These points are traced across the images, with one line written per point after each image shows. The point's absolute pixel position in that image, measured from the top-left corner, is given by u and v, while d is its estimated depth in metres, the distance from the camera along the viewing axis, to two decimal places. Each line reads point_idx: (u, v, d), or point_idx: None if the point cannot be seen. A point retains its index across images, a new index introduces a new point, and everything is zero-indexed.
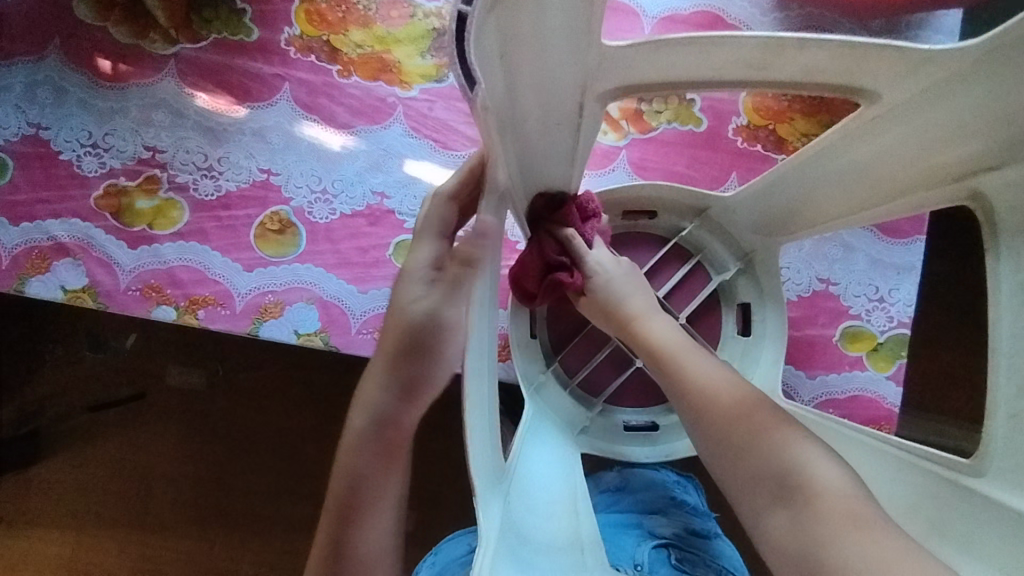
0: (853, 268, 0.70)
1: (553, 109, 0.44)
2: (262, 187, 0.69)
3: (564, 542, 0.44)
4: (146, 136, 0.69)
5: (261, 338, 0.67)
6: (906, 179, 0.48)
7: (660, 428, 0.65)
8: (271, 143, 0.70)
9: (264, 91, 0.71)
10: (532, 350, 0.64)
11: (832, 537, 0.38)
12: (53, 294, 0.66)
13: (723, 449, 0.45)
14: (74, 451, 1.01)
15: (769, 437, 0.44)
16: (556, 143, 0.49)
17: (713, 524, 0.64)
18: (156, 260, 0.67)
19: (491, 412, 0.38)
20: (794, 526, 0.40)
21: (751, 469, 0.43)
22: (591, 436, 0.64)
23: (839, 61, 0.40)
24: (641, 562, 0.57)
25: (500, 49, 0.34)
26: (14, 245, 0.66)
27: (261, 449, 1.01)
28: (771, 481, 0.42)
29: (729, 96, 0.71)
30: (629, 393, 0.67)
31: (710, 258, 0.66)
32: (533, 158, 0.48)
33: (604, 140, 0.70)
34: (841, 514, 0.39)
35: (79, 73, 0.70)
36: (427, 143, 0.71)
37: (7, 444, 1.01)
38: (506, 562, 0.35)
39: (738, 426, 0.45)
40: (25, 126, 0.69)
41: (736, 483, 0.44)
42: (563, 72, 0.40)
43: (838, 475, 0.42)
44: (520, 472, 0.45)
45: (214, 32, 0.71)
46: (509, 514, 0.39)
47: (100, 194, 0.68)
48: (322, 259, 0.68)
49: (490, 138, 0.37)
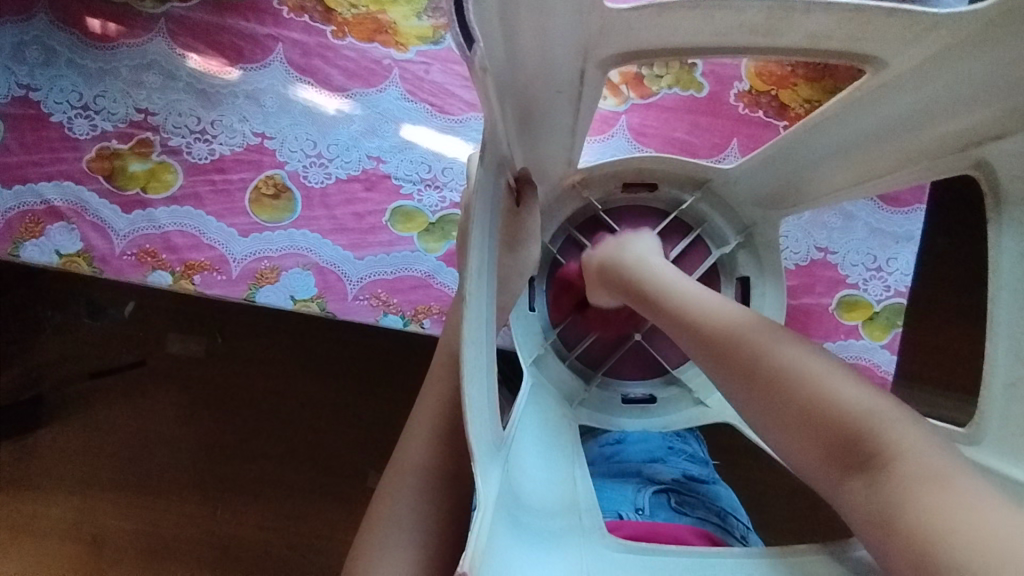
0: (851, 237, 0.70)
1: (555, 75, 0.43)
2: (257, 151, 0.68)
3: (558, 515, 0.42)
4: (137, 97, 0.68)
5: (258, 304, 0.67)
6: (908, 149, 0.48)
7: (658, 400, 0.65)
8: (264, 106, 0.69)
9: (257, 51, 0.69)
10: (532, 324, 0.64)
11: (913, 500, 0.34)
12: (47, 259, 0.65)
13: (776, 416, 0.42)
14: (77, 416, 1.02)
15: (818, 388, 0.41)
16: (553, 102, 0.46)
17: (711, 471, 0.65)
18: (151, 225, 0.66)
19: (488, 374, 0.36)
20: (870, 490, 0.37)
21: (809, 436, 0.40)
22: (589, 409, 0.64)
23: (845, 27, 0.38)
24: (642, 507, 0.57)
25: (499, 14, 0.32)
26: (6, 208, 0.66)
27: (261, 414, 1.02)
28: (831, 446, 0.39)
29: (730, 61, 0.70)
30: (628, 364, 0.68)
31: (711, 231, 0.66)
32: (533, 126, 0.47)
33: (604, 105, 0.69)
34: (921, 475, 0.35)
35: (67, 33, 0.68)
36: (424, 107, 0.70)
37: (9, 409, 1.01)
38: (503, 528, 0.34)
39: (779, 390, 0.42)
40: (14, 86, 0.67)
41: (799, 453, 0.41)
42: (565, 39, 0.39)
43: (906, 424, 0.38)
44: (514, 441, 0.43)
45: None
46: (508, 479, 0.37)
47: (92, 157, 0.67)
48: (317, 224, 0.68)
49: (491, 104, 0.34)
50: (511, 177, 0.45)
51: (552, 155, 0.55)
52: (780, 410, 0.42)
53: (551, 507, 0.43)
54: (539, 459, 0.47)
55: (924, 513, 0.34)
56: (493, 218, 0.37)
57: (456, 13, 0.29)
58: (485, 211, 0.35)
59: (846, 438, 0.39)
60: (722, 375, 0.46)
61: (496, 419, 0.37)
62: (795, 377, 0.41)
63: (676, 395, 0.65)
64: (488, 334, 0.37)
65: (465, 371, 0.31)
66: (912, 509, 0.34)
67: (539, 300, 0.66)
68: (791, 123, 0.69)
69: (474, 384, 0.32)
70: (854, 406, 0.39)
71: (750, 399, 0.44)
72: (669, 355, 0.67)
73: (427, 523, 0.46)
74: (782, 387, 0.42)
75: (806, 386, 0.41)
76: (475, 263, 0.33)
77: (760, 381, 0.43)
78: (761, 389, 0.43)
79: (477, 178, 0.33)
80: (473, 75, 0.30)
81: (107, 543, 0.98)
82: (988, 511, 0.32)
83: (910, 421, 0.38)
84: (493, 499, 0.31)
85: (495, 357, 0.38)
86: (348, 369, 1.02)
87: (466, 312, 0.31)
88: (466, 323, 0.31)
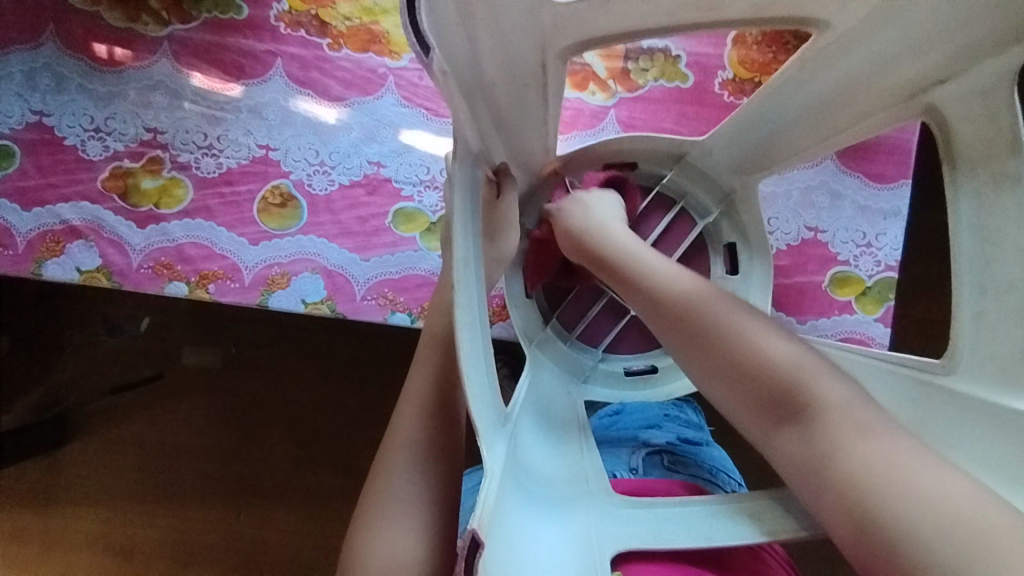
0: (840, 215, 0.72)
1: (516, 67, 0.45)
2: (262, 163, 0.71)
3: (564, 483, 0.45)
4: (146, 118, 0.71)
5: (271, 308, 0.70)
6: (869, 102, 0.50)
7: (659, 369, 0.67)
8: (267, 119, 0.71)
9: (256, 67, 0.72)
10: (528, 309, 0.66)
11: (841, 449, 0.40)
12: (69, 276, 0.69)
13: (717, 370, 0.46)
14: (102, 432, 1.06)
15: (760, 351, 0.45)
16: (523, 96, 0.49)
17: (704, 435, 0.67)
18: (165, 239, 0.70)
19: (484, 355, 0.38)
20: (802, 442, 0.43)
21: (749, 389, 0.45)
22: (593, 384, 0.66)
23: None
24: (636, 466, 0.60)
25: (454, 14, 0.35)
26: (28, 230, 0.69)
27: (278, 420, 1.05)
28: (768, 399, 0.44)
29: (713, 51, 0.72)
30: (627, 339, 0.69)
31: (693, 202, 0.68)
32: (507, 121, 0.49)
33: (592, 100, 0.72)
34: (847, 427, 0.41)
35: (75, 59, 0.71)
36: (420, 111, 0.73)
37: (36, 428, 1.05)
38: (511, 496, 0.36)
39: (729, 349, 0.46)
40: (28, 113, 0.70)
41: (737, 405, 0.46)
42: (522, 34, 0.42)
43: (838, 384, 0.44)
44: (517, 418, 0.46)
45: (205, 12, 0.72)
46: (514, 452, 0.40)
47: (106, 176, 0.70)
48: (323, 229, 0.70)
49: (455, 101, 0.36)
50: (489, 170, 0.48)
51: (531, 144, 0.58)
52: (725, 366, 0.46)
53: (554, 475, 0.45)
54: (540, 432, 0.49)
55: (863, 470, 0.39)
56: (472, 207, 0.40)
57: (409, 21, 0.32)
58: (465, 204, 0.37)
59: (789, 397, 0.44)
60: (666, 328, 0.50)
61: (497, 394, 0.39)
62: (743, 338, 0.46)
63: (675, 363, 0.67)
64: (479, 310, 0.39)
65: (461, 353, 0.33)
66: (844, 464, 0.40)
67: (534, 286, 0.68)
68: None
69: (470, 361, 0.34)
70: (799, 366, 0.44)
71: (694, 351, 0.48)
72: None
73: (438, 494, 0.49)
74: (733, 345, 0.46)
75: (756, 347, 0.45)
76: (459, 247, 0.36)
77: (709, 340, 0.47)
78: (710, 347, 0.47)
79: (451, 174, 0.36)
80: (433, 77, 0.33)
81: (134, 552, 1.01)
82: (921, 470, 0.38)
83: (835, 377, 0.44)
84: (498, 469, 0.34)
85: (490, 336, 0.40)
86: (360, 372, 1.06)
87: (457, 290, 0.34)
88: (457, 302, 0.34)
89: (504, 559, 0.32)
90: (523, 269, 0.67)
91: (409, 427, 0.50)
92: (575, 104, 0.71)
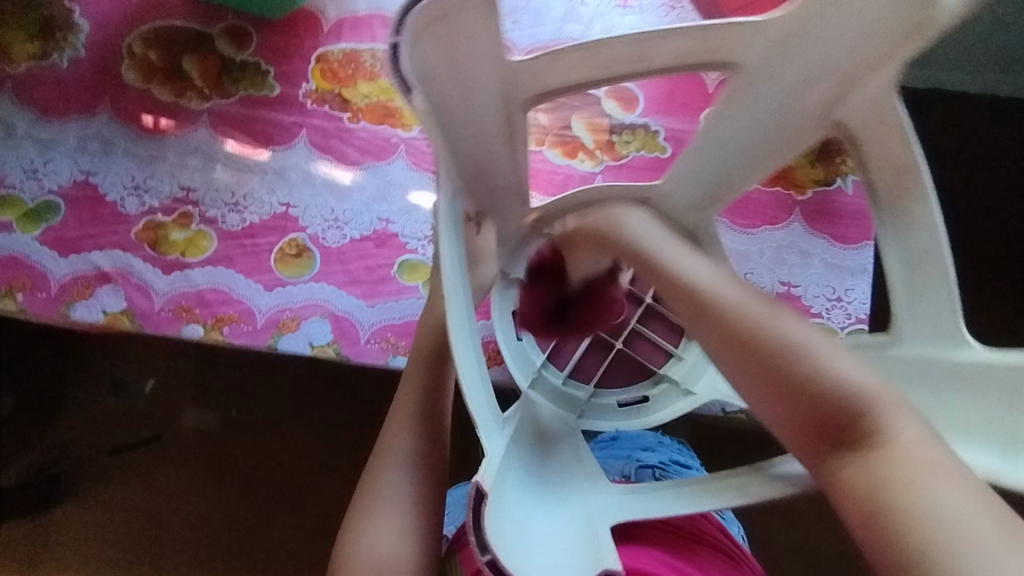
0: (811, 271, 0.78)
1: (487, 121, 0.55)
2: (282, 218, 0.78)
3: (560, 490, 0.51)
4: (181, 178, 0.79)
5: (280, 350, 0.75)
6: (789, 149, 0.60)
7: (651, 398, 0.72)
8: (290, 180, 0.80)
9: (284, 136, 0.81)
10: (520, 352, 0.71)
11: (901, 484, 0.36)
12: (95, 317, 0.74)
13: (732, 354, 0.44)
14: (93, 493, 1.07)
15: (826, 373, 0.41)
16: (498, 156, 0.59)
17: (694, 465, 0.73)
18: (187, 284, 0.76)
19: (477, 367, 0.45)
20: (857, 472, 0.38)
21: (761, 373, 0.42)
22: (589, 419, 0.69)
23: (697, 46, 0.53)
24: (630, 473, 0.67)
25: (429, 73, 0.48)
26: (63, 274, 0.75)
27: (270, 484, 1.07)
28: (779, 383, 0.42)
29: (688, 127, 0.81)
30: (617, 374, 0.73)
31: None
32: (487, 172, 0.59)
33: (581, 167, 0.80)
34: (915, 462, 0.37)
35: (124, 127, 0.81)
36: (427, 175, 0.81)
37: (27, 489, 1.05)
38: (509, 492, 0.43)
39: (749, 337, 0.43)
40: (76, 172, 0.79)
41: (793, 429, 0.42)
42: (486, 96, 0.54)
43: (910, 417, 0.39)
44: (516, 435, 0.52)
45: (242, 89, 0.82)
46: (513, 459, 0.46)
47: (140, 228, 0.77)
48: (333, 278, 0.77)
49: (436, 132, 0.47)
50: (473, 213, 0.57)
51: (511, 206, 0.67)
52: (741, 351, 0.43)
53: (554, 479, 0.52)
54: (541, 446, 0.57)
55: (870, 471, 0.37)
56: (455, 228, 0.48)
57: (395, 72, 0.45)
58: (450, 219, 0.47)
59: (818, 403, 0.41)
60: (686, 317, 0.47)
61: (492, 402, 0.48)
62: (808, 355, 0.42)
63: (666, 391, 0.72)
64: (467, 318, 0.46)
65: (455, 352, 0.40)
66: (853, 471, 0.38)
67: (525, 330, 0.73)
68: None
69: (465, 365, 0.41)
70: (825, 359, 0.41)
71: (704, 336, 0.46)
72: (651, 357, 0.74)
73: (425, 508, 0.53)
74: (754, 331, 0.43)
75: (785, 339, 0.42)
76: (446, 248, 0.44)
77: (724, 326, 0.44)
78: (724, 331, 0.44)
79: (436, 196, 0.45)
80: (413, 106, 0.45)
81: None
82: (942, 487, 0.35)
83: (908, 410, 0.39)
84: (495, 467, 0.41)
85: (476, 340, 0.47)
86: (358, 434, 1.09)
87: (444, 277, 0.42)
88: (450, 315, 0.41)
89: (506, 528, 0.40)
90: (512, 315, 0.72)
91: (403, 434, 0.55)
92: (565, 170, 0.80)
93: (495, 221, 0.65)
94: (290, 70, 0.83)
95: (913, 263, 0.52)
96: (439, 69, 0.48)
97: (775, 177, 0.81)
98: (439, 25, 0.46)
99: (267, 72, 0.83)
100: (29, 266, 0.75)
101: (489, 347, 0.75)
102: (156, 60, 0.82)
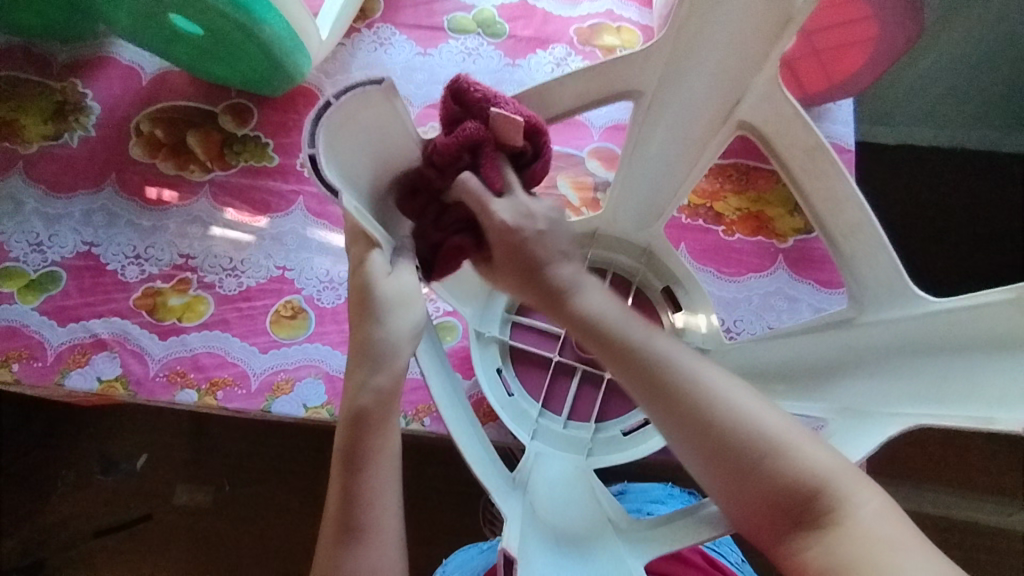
0: (799, 316, 0.79)
1: (417, 194, 0.61)
2: (278, 281, 0.80)
3: (584, 521, 0.58)
4: (181, 246, 0.82)
5: (272, 414, 0.74)
6: (695, 149, 0.66)
7: (653, 420, 0.71)
8: (286, 245, 0.82)
9: (281, 203, 0.84)
10: (514, 407, 0.70)
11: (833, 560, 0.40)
12: (89, 385, 0.75)
13: (690, 440, 0.46)
14: None
15: (719, 420, 0.45)
16: None
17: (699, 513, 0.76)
18: (183, 349, 0.76)
19: (474, 453, 0.56)
20: (817, 546, 0.41)
21: (715, 457, 0.45)
22: (599, 455, 0.69)
23: (597, 80, 0.61)
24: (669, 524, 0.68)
25: (353, 170, 0.53)
26: (59, 343, 0.76)
27: (259, 565, 1.06)
28: (729, 467, 0.44)
29: None
30: (613, 410, 0.73)
31: (621, 269, 0.76)
32: (432, 246, 0.64)
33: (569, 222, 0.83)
34: (833, 526, 0.41)
35: (128, 199, 0.84)
36: None
37: None
38: (538, 558, 0.51)
39: (696, 424, 0.45)
40: (79, 243, 0.81)
41: (710, 481, 0.46)
42: (406, 165, 0.60)
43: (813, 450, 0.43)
44: (529, 491, 0.59)
45: (242, 161, 0.86)
46: (531, 521, 0.55)
47: (139, 295, 0.79)
48: (328, 337, 0.77)
49: (364, 220, 0.51)
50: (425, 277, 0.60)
51: (466, 265, 0.70)
52: (697, 439, 0.45)
53: (575, 524, 0.57)
54: (556, 486, 0.62)
55: (825, 554, 0.41)
56: (406, 282, 0.53)
57: (316, 175, 0.48)
58: (405, 292, 0.53)
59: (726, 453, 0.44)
60: (653, 412, 0.48)
61: (497, 459, 0.59)
62: (704, 404, 0.45)
63: None
64: (436, 390, 0.56)
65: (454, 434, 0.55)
66: (810, 547, 0.42)
67: (514, 383, 0.72)
68: (728, 228, 0.84)
69: (465, 441, 0.56)
70: (778, 436, 0.44)
71: (673, 438, 0.47)
72: None
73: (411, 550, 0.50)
74: (702, 430, 0.45)
75: (731, 419, 0.45)
76: (401, 311, 0.52)
77: (678, 414, 0.46)
78: (681, 420, 0.46)
79: (375, 268, 0.52)
80: (344, 210, 0.49)
81: None
82: (906, 556, 0.38)
83: (813, 445, 0.44)
84: (516, 541, 0.49)
85: (448, 415, 0.56)
86: None
87: (418, 354, 0.56)
88: (435, 395, 0.55)
89: None
90: (497, 373, 0.72)
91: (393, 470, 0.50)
92: None
93: (452, 286, 0.68)
94: (289, 143, 0.87)
95: (845, 235, 0.59)
96: (358, 166, 0.54)
97: (756, 227, 0.83)
98: (351, 124, 0.53)
99: (266, 144, 0.87)
100: (28, 335, 0.76)
101: (484, 402, 0.74)
102: (162, 136, 0.87)
